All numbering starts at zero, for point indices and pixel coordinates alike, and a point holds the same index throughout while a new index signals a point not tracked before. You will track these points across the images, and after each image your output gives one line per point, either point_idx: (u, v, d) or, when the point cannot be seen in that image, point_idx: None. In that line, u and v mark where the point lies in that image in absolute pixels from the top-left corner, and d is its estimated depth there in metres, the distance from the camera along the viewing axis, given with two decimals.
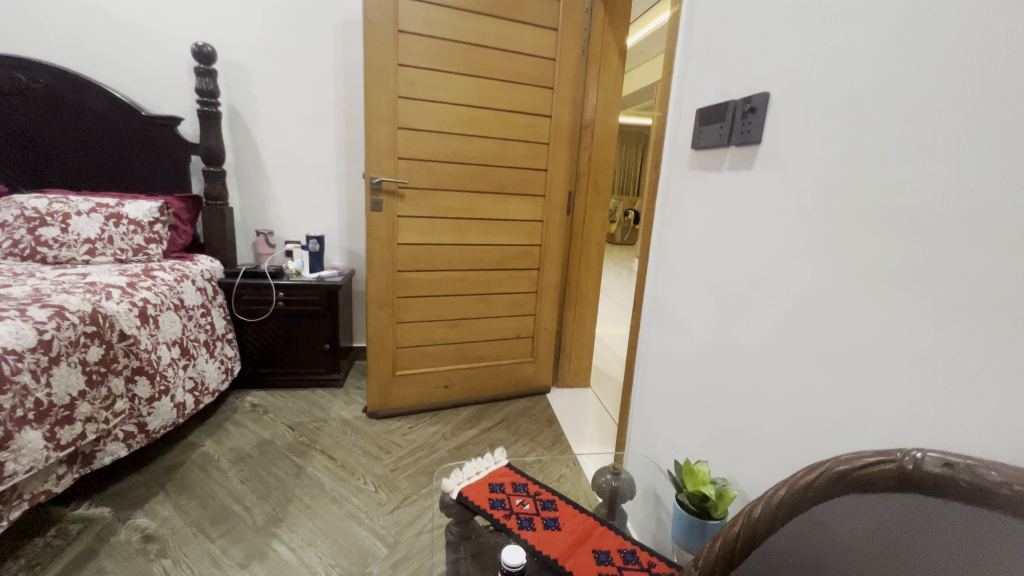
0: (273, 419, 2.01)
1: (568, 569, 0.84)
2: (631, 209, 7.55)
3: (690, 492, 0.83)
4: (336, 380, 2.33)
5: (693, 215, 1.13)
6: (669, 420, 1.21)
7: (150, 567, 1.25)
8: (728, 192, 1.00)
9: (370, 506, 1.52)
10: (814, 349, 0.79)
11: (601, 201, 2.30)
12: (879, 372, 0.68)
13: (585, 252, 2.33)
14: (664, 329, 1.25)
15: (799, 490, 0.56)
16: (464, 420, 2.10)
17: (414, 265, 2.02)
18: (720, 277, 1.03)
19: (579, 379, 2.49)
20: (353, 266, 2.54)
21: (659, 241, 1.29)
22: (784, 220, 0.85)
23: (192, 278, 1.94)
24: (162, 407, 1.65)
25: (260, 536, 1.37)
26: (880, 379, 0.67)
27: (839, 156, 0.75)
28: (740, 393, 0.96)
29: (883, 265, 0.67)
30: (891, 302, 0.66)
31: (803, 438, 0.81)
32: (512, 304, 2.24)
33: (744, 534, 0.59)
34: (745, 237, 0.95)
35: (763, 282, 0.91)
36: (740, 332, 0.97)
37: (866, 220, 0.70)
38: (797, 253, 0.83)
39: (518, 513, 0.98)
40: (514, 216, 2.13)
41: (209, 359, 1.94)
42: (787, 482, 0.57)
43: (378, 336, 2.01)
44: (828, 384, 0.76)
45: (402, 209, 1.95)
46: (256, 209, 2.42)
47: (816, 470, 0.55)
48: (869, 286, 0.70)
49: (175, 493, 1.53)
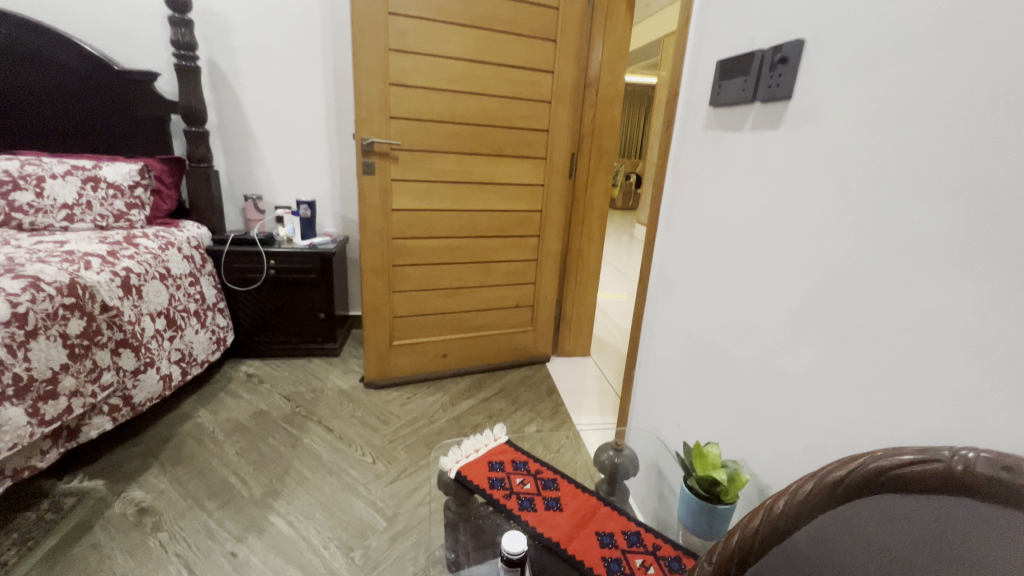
0: (269, 390, 1.97)
1: (571, 553, 0.81)
2: (633, 172, 7.35)
3: (700, 476, 0.79)
4: (332, 349, 2.29)
5: (709, 179, 1.04)
6: (675, 395, 1.17)
7: (147, 541, 1.24)
8: (749, 154, 0.92)
9: (368, 479, 1.50)
10: (840, 329, 0.73)
11: (604, 164, 2.19)
12: (912, 357, 0.62)
13: (588, 218, 2.24)
14: (673, 301, 1.19)
15: (830, 486, 0.51)
16: (463, 389, 2.08)
17: (409, 232, 1.94)
18: (737, 247, 0.95)
19: (580, 348, 2.45)
20: (347, 233, 2.45)
21: (670, 207, 1.21)
22: (812, 187, 0.77)
23: (178, 245, 1.86)
24: (148, 379, 1.60)
25: (257, 509, 1.36)
26: (913, 365, 0.62)
27: (880, 113, 0.66)
28: (755, 372, 0.91)
29: (925, 239, 0.60)
30: (933, 282, 0.59)
31: (822, 424, 0.76)
32: (512, 272, 2.17)
33: (766, 529, 0.54)
34: (767, 205, 0.87)
35: (785, 255, 0.83)
36: (757, 307, 0.90)
37: (907, 188, 0.62)
38: (825, 223, 0.75)
39: (518, 492, 0.95)
40: (514, 180, 2.03)
41: (199, 329, 1.89)
42: (815, 475, 0.52)
43: (373, 305, 1.96)
44: (854, 368, 0.70)
45: (395, 172, 1.85)
46: (243, 172, 2.31)
47: (847, 465, 0.51)
48: (906, 262, 0.62)
49: (171, 466, 1.51)
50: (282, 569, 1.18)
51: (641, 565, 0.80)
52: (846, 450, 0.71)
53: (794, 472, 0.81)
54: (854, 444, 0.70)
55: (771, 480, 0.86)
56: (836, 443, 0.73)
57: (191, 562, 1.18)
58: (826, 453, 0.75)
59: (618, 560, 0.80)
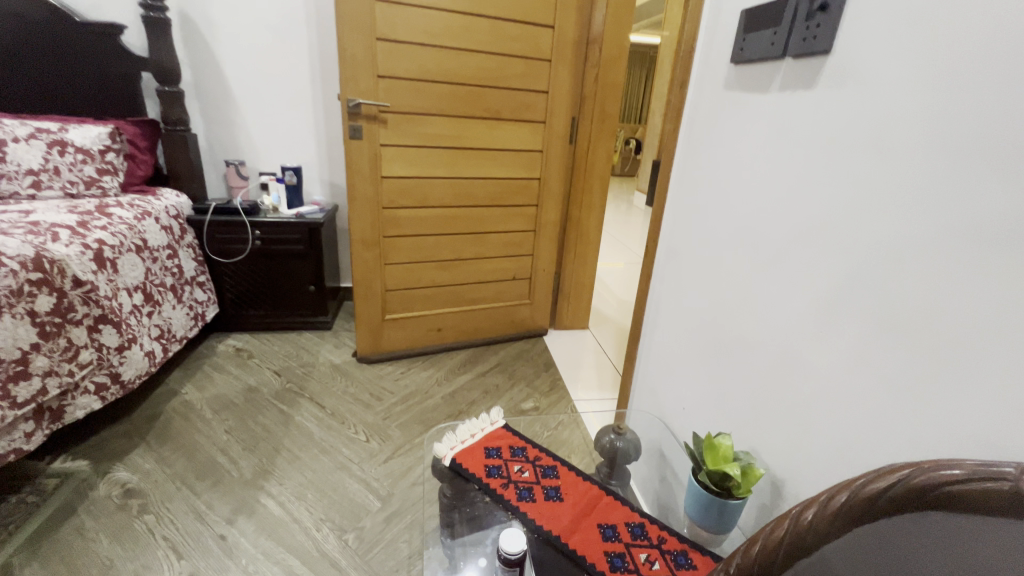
0: (259, 365, 1.92)
1: (571, 548, 0.77)
2: (632, 136, 7.13)
3: (710, 470, 0.75)
4: (323, 323, 2.22)
5: (727, 146, 0.96)
6: (682, 377, 1.12)
7: (133, 524, 1.20)
8: (774, 118, 0.83)
9: (361, 457, 1.46)
10: (877, 318, 0.66)
11: (607, 130, 2.07)
12: (963, 352, 0.55)
13: (588, 187, 2.14)
14: (682, 278, 1.12)
15: (869, 500, 0.46)
16: (458, 364, 2.03)
17: (400, 201, 1.84)
18: (757, 222, 0.88)
19: (578, 321, 2.40)
20: (336, 201, 2.34)
21: (681, 177, 1.13)
22: (850, 156, 0.69)
23: (155, 215, 1.76)
24: (134, 356, 1.54)
25: (247, 490, 1.32)
26: (964, 361, 0.55)
27: (941, 70, 0.57)
28: (772, 357, 0.85)
29: (990, 221, 0.52)
30: (997, 270, 0.52)
31: (850, 418, 0.70)
32: (509, 244, 2.09)
33: (791, 540, 0.50)
34: (793, 176, 0.79)
35: (812, 233, 0.76)
36: (777, 288, 0.83)
37: (972, 159, 0.54)
38: (863, 198, 0.67)
39: (517, 481, 0.91)
40: (511, 146, 1.92)
41: (176, 304, 1.81)
42: (849, 487, 0.47)
43: (364, 278, 1.88)
44: (891, 360, 0.64)
45: (384, 137, 1.73)
46: (224, 136, 2.17)
47: (889, 477, 0.45)
48: (962, 246, 0.55)
49: (158, 445, 1.47)
50: (273, 552, 1.15)
51: (646, 560, 0.76)
52: (876, 448, 0.66)
53: (813, 466, 0.75)
54: (885, 442, 0.64)
55: (786, 472, 0.81)
56: (864, 440, 0.67)
57: (179, 546, 1.15)
58: (852, 450, 0.69)
59: (621, 555, 0.76)
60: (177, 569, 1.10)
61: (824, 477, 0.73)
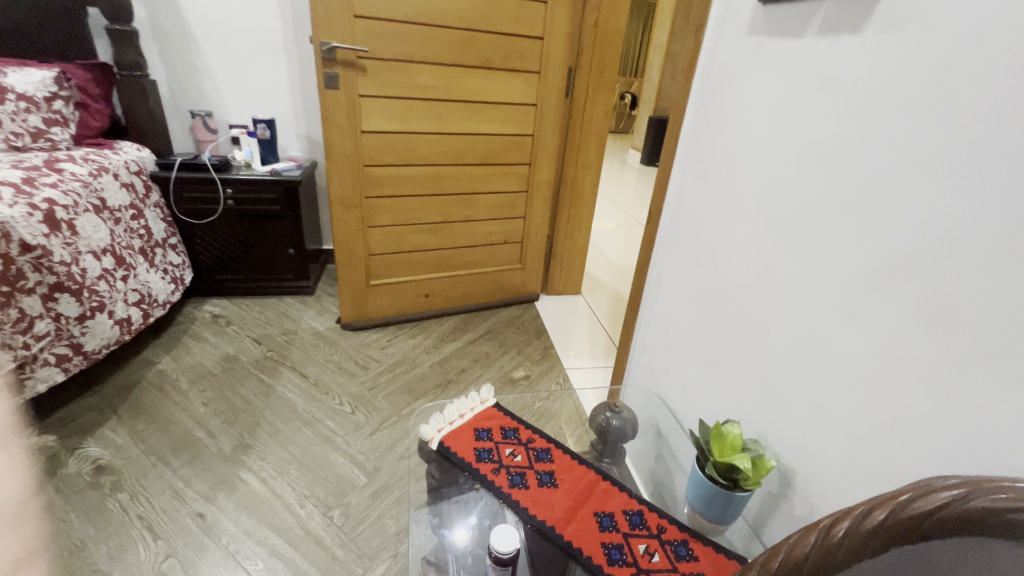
0: (237, 332, 1.83)
1: (567, 540, 0.74)
2: (628, 90, 6.84)
3: (716, 461, 0.70)
4: (305, 288, 2.12)
5: (749, 101, 0.85)
6: (685, 353, 1.06)
7: (105, 503, 1.15)
8: (809, 69, 0.72)
9: (346, 430, 1.41)
10: (916, 301, 0.58)
11: (606, 82, 1.92)
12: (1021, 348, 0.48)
13: (584, 145, 2.01)
14: (688, 248, 1.04)
15: (915, 520, 0.39)
16: (447, 331, 1.96)
17: (383, 158, 1.70)
18: (778, 190, 0.79)
19: (570, 286, 2.32)
20: (314, 157, 2.18)
21: (693, 135, 1.02)
22: (900, 115, 0.59)
23: (114, 171, 1.61)
24: (101, 326, 1.44)
25: (227, 465, 1.27)
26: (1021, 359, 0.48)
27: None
28: (787, 339, 0.78)
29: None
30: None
31: (875, 412, 0.63)
32: (500, 205, 1.98)
33: (820, 556, 0.43)
34: (827, 138, 0.70)
35: (846, 204, 0.67)
36: (798, 264, 0.75)
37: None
38: (911, 165, 0.58)
39: (508, 466, 0.86)
40: (503, 98, 1.77)
41: (151, 267, 1.70)
42: (891, 503, 0.41)
43: (345, 242, 1.77)
44: (927, 350, 0.57)
45: (364, 87, 1.57)
46: (187, 83, 1.98)
47: (940, 495, 0.38)
48: None
49: (131, 419, 1.40)
50: (255, 530, 1.11)
51: (645, 552, 0.72)
52: (900, 445, 0.60)
53: (828, 458, 0.70)
54: (911, 440, 0.59)
55: (797, 461, 0.76)
56: (888, 435, 0.61)
57: (155, 526, 1.10)
58: (872, 445, 0.64)
59: (619, 546, 0.73)
60: (154, 550, 1.05)
61: (840, 469, 0.68)
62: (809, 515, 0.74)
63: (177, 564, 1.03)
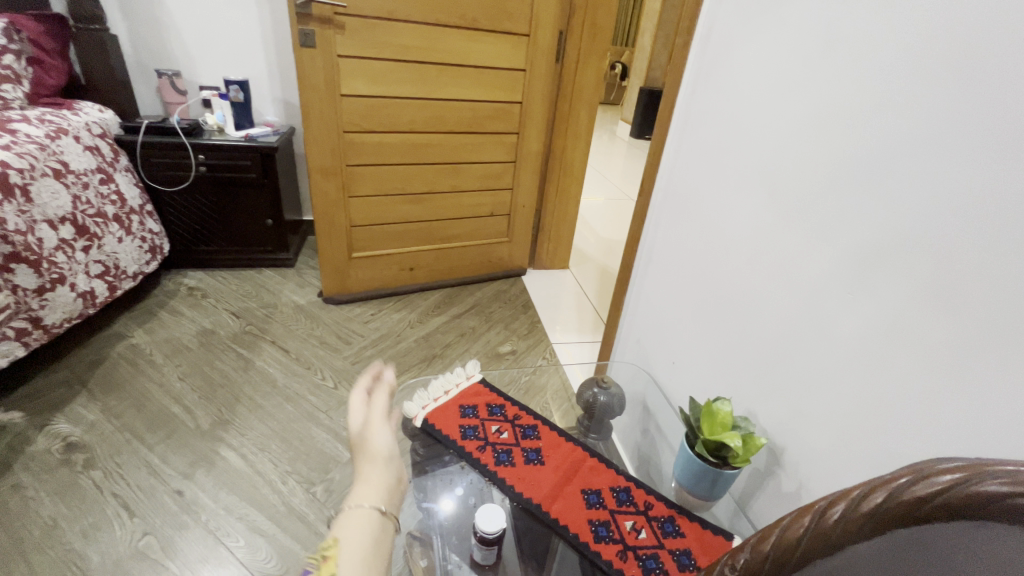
0: (214, 305, 1.77)
1: (553, 517, 0.73)
2: (619, 59, 6.65)
3: (706, 439, 0.69)
4: (285, 260, 2.05)
5: (753, 65, 0.81)
6: (675, 329, 1.04)
7: (78, 481, 1.11)
8: (820, 30, 0.68)
9: (329, 405, 1.38)
10: (918, 278, 0.57)
11: (598, 46, 1.84)
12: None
13: (574, 113, 1.94)
14: (680, 222, 1.01)
15: (913, 505, 0.35)
16: (432, 305, 1.93)
17: (364, 124, 1.62)
18: (777, 160, 0.76)
19: (558, 260, 2.29)
20: (292, 123, 2.08)
21: (691, 102, 0.98)
22: (916, 79, 0.56)
23: (74, 133, 1.50)
24: (60, 298, 1.38)
25: (206, 442, 1.23)
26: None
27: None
28: (783, 315, 0.76)
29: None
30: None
31: (872, 390, 0.62)
32: (487, 176, 1.91)
33: (812, 539, 0.40)
34: (836, 104, 0.66)
35: (852, 175, 0.64)
36: (798, 238, 0.73)
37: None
38: (928, 133, 0.55)
39: (494, 443, 0.84)
40: (490, 62, 1.69)
41: (124, 236, 1.62)
42: (889, 486, 0.37)
43: (326, 213, 1.71)
44: (927, 328, 0.56)
45: (342, 46, 1.48)
46: (151, 39, 1.85)
47: (941, 481, 0.35)
48: None
49: (103, 394, 1.35)
50: (235, 507, 1.09)
51: (631, 528, 0.72)
52: (899, 425, 0.59)
53: (821, 436, 0.70)
54: (908, 420, 0.58)
55: (790, 439, 0.75)
56: (884, 415, 0.60)
57: (131, 503, 1.07)
58: (869, 424, 0.63)
59: (606, 524, 0.72)
60: (130, 528, 1.02)
61: (833, 447, 0.68)
62: (797, 492, 0.74)
63: (155, 542, 1.00)
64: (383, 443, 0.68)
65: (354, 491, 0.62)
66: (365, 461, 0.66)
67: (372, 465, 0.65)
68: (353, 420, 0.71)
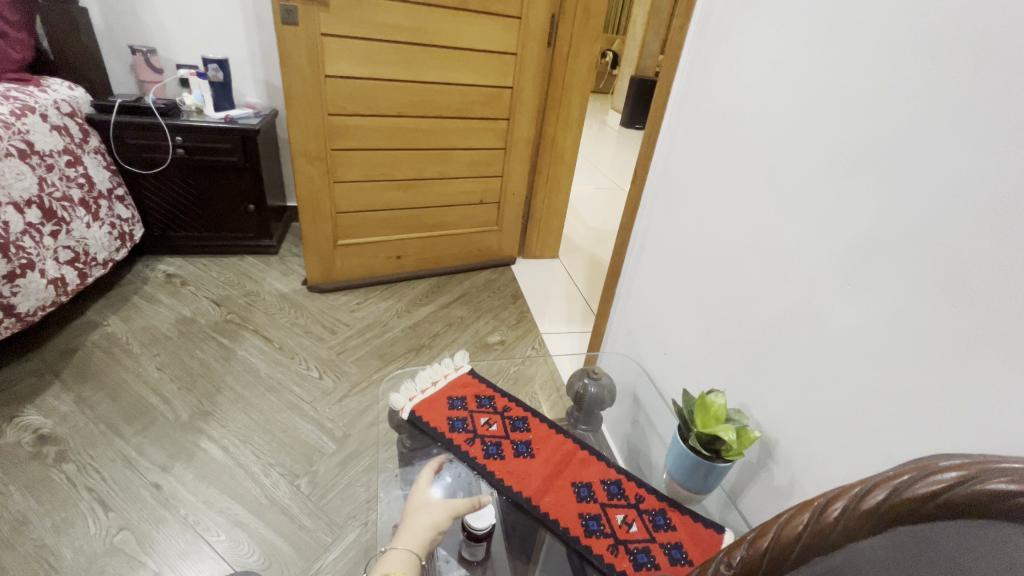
0: (194, 293, 1.72)
1: (544, 511, 0.71)
2: (609, 47, 6.58)
3: (700, 432, 0.68)
4: (268, 247, 2.00)
5: (753, 49, 0.78)
6: (668, 320, 1.03)
7: (49, 475, 1.07)
8: (822, 11, 0.66)
9: (314, 396, 1.35)
10: (919, 269, 0.55)
11: (591, 31, 1.79)
12: None
13: (566, 100, 1.90)
14: (674, 211, 1.00)
15: (917, 503, 0.34)
16: (420, 294, 1.89)
17: (349, 107, 1.57)
18: (775, 148, 0.74)
19: (548, 250, 2.26)
20: (274, 105, 2.01)
21: (687, 87, 0.95)
22: (921, 63, 0.54)
23: (41, 110, 1.43)
24: (32, 285, 1.32)
25: (186, 434, 1.20)
26: None
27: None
28: (778, 306, 0.75)
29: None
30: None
31: (868, 384, 0.61)
32: (476, 163, 1.88)
33: (810, 536, 0.39)
34: (838, 90, 0.64)
35: (851, 163, 0.62)
36: (795, 226, 0.71)
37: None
38: (933, 119, 0.53)
39: (483, 435, 0.82)
40: (480, 45, 1.64)
41: (93, 221, 1.55)
42: (890, 484, 0.36)
43: (310, 199, 1.66)
44: (927, 321, 0.54)
45: (326, 25, 1.42)
46: (125, 13, 1.76)
47: (945, 481, 0.33)
48: None
49: (76, 385, 1.30)
50: (215, 500, 1.06)
51: (622, 522, 0.71)
52: (897, 420, 0.58)
53: (816, 429, 0.69)
54: (906, 415, 0.57)
55: (784, 432, 0.74)
56: (882, 409, 0.59)
57: (106, 497, 1.04)
58: (865, 417, 0.62)
59: (596, 517, 0.71)
60: (105, 523, 0.99)
61: (828, 441, 0.67)
62: (789, 485, 0.73)
63: (131, 537, 0.97)
64: (437, 518, 0.65)
65: (396, 538, 0.63)
66: (413, 517, 0.65)
67: (419, 517, 0.65)
68: (421, 491, 0.69)
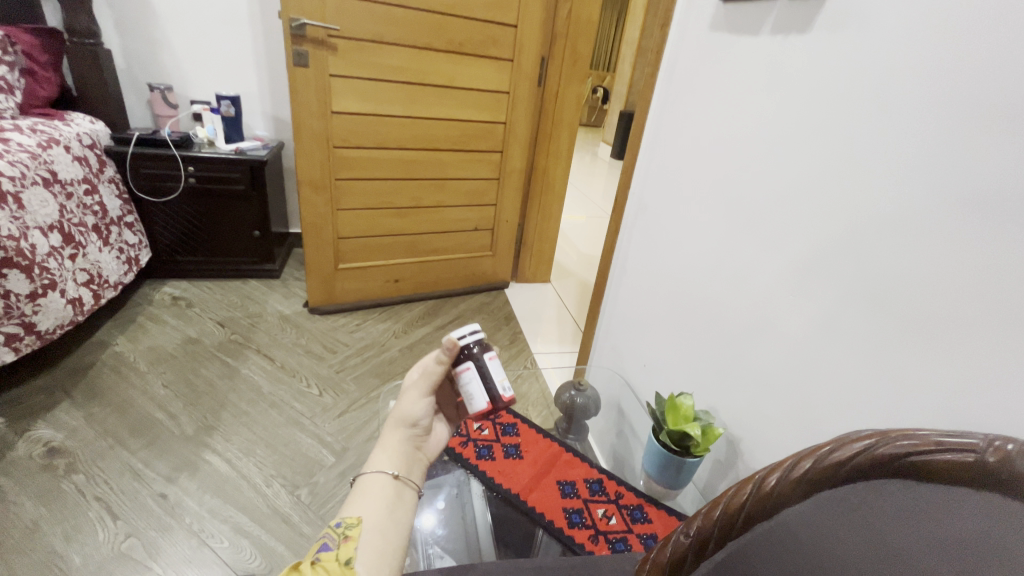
0: (199, 315, 1.78)
1: (531, 505, 0.79)
2: (601, 83, 6.87)
3: (670, 430, 0.75)
4: (271, 271, 2.08)
5: (713, 93, 0.89)
6: (647, 336, 1.11)
7: (60, 485, 1.11)
8: (766, 64, 0.77)
9: (314, 412, 1.40)
10: (851, 284, 0.65)
11: (579, 73, 1.94)
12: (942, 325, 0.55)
13: (556, 134, 2.03)
14: (650, 235, 1.09)
15: (831, 470, 0.41)
16: (417, 316, 1.97)
17: (353, 140, 1.68)
18: (733, 179, 0.84)
19: (539, 275, 2.36)
20: (281, 138, 2.13)
21: (658, 126, 1.07)
22: (847, 108, 0.65)
23: (65, 142, 1.53)
24: (53, 304, 1.39)
25: (190, 447, 1.25)
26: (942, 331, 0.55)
27: (961, 15, 0.53)
28: (740, 319, 0.83)
29: (998, 186, 0.49)
30: (995, 241, 0.50)
31: (817, 383, 0.70)
32: (471, 192, 1.99)
33: (753, 504, 0.44)
34: (781, 130, 0.75)
35: (796, 191, 0.73)
36: (752, 247, 0.81)
37: (987, 118, 0.50)
38: (857, 154, 0.63)
39: (475, 440, 0.91)
40: (475, 85, 1.78)
41: (103, 247, 1.64)
42: (814, 454, 0.42)
43: (313, 225, 1.75)
44: (860, 327, 0.64)
45: (334, 66, 1.55)
46: (146, 55, 1.90)
47: (850, 448, 0.40)
48: (957, 210, 0.53)
49: (85, 401, 1.35)
50: (219, 510, 1.10)
51: (603, 515, 0.78)
52: (842, 412, 0.66)
53: (777, 427, 0.77)
54: (848, 409, 0.66)
55: (748, 431, 0.82)
56: (829, 405, 0.68)
57: (113, 507, 1.08)
58: (816, 414, 0.70)
59: (579, 511, 0.78)
60: (113, 530, 1.03)
61: (787, 436, 0.75)
62: None
63: (138, 543, 1.01)
64: (411, 412, 0.69)
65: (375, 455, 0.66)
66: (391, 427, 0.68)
67: (397, 432, 0.68)
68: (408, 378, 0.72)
